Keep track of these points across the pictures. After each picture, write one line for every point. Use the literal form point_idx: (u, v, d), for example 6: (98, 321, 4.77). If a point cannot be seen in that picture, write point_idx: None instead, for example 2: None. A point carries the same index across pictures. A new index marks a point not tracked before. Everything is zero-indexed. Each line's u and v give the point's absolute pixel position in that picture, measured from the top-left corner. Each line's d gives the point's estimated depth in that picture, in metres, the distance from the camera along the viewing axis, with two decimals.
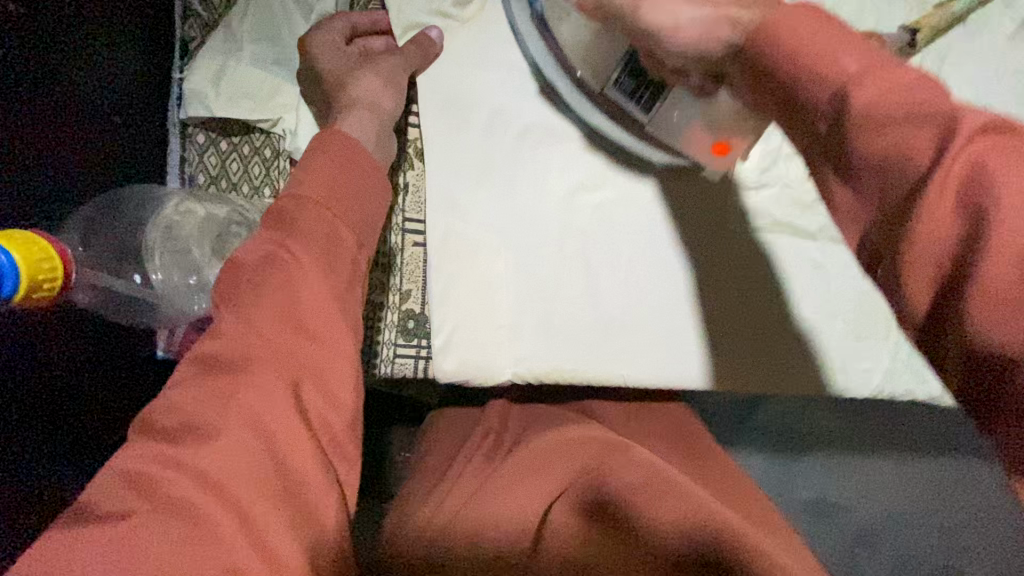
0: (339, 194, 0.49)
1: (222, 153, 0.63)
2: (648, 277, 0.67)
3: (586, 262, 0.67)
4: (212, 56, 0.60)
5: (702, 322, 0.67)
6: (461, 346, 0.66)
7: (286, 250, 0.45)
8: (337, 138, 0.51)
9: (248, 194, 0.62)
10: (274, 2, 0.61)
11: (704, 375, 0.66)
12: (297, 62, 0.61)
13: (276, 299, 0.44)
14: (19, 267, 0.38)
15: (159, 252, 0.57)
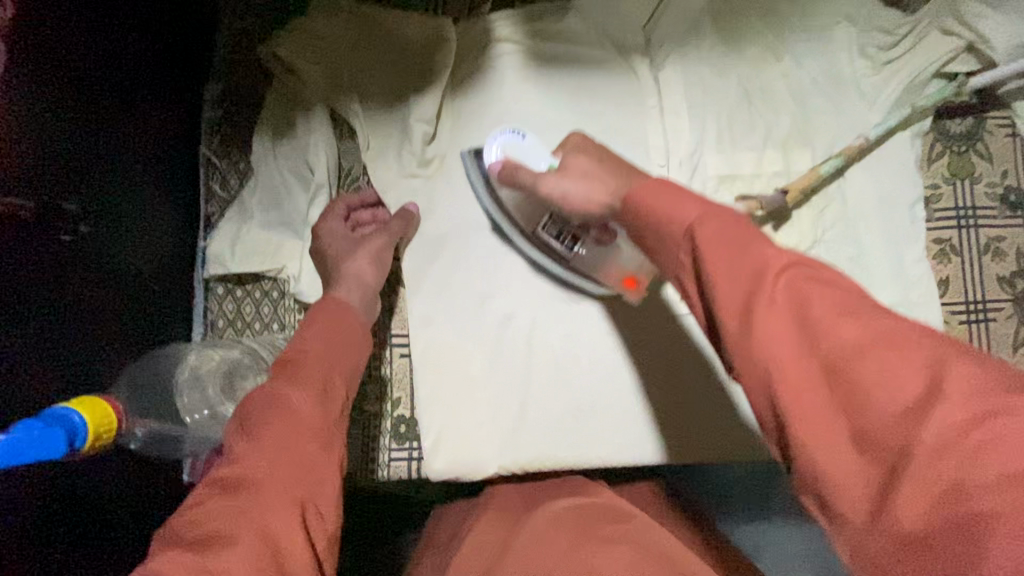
0: (334, 346, 0.60)
1: (238, 300, 0.76)
2: (613, 365, 0.75)
3: (552, 362, 0.75)
4: (228, 226, 0.75)
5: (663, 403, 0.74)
6: (449, 448, 0.74)
7: (293, 391, 0.56)
8: (332, 304, 0.64)
9: (260, 330, 0.75)
10: (277, 178, 0.75)
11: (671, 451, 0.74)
12: (298, 224, 0.75)
13: (282, 431, 0.53)
14: (88, 425, 0.46)
15: (182, 400, 0.65)
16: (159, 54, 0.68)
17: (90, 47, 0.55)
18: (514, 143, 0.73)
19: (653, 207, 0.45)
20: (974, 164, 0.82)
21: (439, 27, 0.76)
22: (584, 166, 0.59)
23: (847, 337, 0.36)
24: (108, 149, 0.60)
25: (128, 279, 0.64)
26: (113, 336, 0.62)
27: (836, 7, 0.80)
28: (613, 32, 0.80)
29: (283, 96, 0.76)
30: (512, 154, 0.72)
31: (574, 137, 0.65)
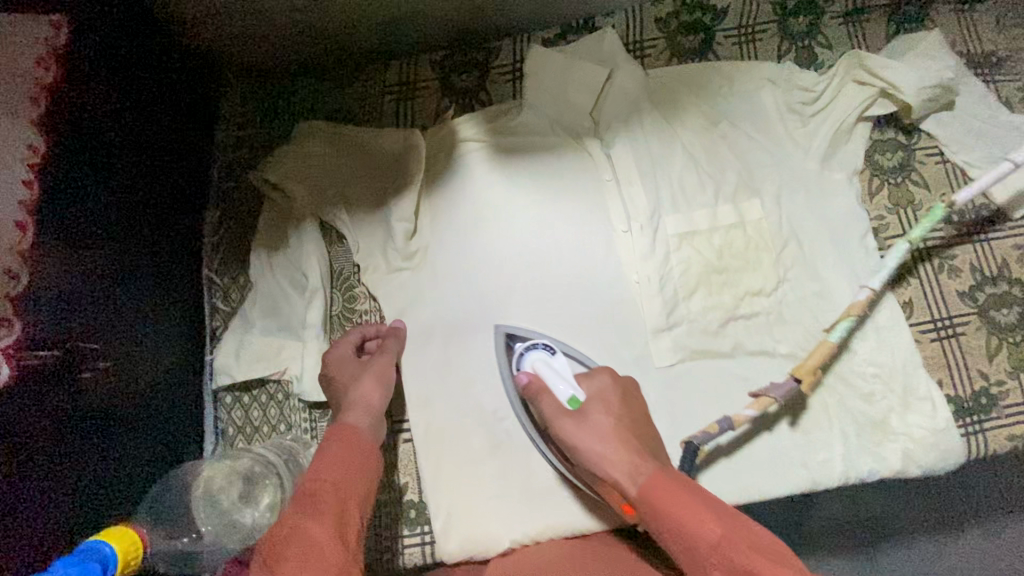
0: (351, 472, 0.61)
1: (245, 406, 0.80)
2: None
3: None
4: (232, 338, 0.80)
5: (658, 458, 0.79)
6: (460, 527, 0.76)
7: (315, 518, 0.55)
8: (348, 432, 0.65)
9: (268, 433, 0.79)
10: (275, 288, 0.81)
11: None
12: (297, 327, 0.81)
13: (302, 558, 0.51)
14: (118, 552, 0.49)
15: (198, 514, 0.69)
16: (168, 195, 0.77)
17: (105, 200, 0.63)
18: (543, 359, 0.75)
19: (663, 507, 0.56)
20: (913, 192, 0.88)
21: (410, 137, 0.85)
22: (601, 425, 0.66)
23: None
24: (124, 286, 0.66)
25: (143, 403, 0.69)
26: (131, 462, 0.65)
27: (758, 73, 0.89)
28: (565, 122, 0.89)
29: (275, 214, 0.84)
30: (546, 376, 0.73)
31: (603, 377, 0.72)
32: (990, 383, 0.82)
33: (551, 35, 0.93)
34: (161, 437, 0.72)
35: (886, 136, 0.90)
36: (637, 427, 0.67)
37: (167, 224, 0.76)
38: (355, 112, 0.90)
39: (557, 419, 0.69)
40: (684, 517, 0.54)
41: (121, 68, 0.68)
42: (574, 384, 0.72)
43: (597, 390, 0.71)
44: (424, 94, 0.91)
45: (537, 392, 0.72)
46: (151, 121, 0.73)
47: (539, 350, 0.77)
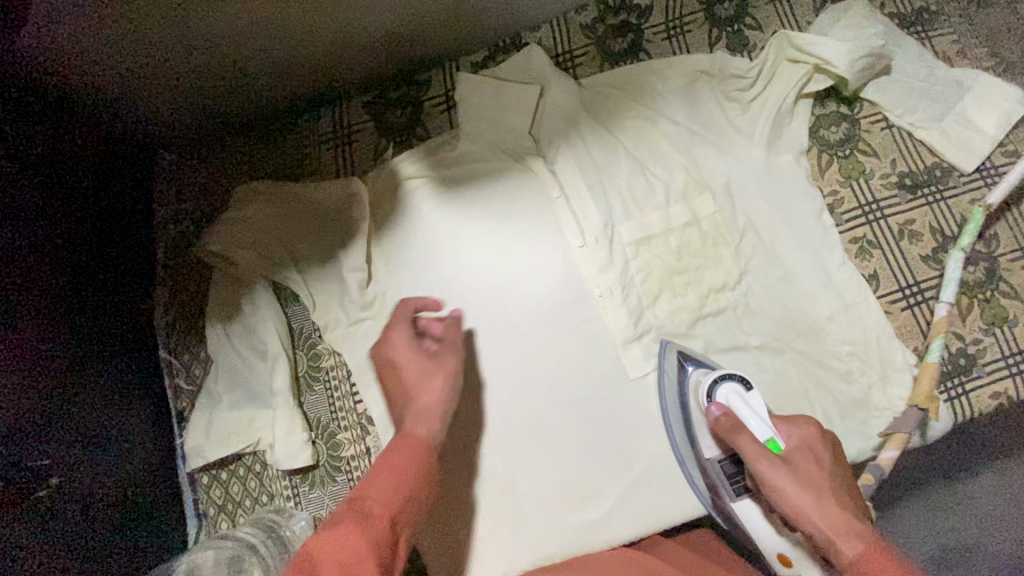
0: (399, 487, 0.57)
1: (224, 483, 0.79)
2: (585, 450, 0.79)
3: (532, 458, 0.79)
4: (200, 417, 0.79)
5: (641, 472, 0.79)
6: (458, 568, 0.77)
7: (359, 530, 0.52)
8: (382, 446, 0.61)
9: (252, 506, 0.78)
10: (236, 359, 0.80)
11: (656, 515, 0.77)
12: (264, 394, 0.79)
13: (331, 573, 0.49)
14: None
15: None
16: (98, 286, 0.74)
17: (7, 302, 0.59)
18: (738, 393, 0.70)
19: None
20: (862, 162, 0.88)
21: (348, 187, 0.83)
22: (813, 478, 0.60)
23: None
24: (76, 393, 0.67)
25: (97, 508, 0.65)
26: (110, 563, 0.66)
27: (691, 67, 0.88)
28: (506, 145, 0.88)
29: (226, 283, 0.82)
30: (739, 408, 0.69)
31: (809, 429, 0.65)
32: (966, 345, 0.81)
33: (479, 59, 0.92)
34: (140, 531, 0.71)
35: (828, 110, 0.89)
36: (848, 490, 0.61)
37: (98, 313, 0.73)
38: (293, 168, 0.89)
39: (757, 460, 0.63)
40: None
41: (16, 160, 0.64)
42: (769, 424, 0.67)
43: (812, 439, 0.64)
44: (361, 137, 0.90)
45: (731, 428, 0.67)
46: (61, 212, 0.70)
47: (734, 381, 0.72)
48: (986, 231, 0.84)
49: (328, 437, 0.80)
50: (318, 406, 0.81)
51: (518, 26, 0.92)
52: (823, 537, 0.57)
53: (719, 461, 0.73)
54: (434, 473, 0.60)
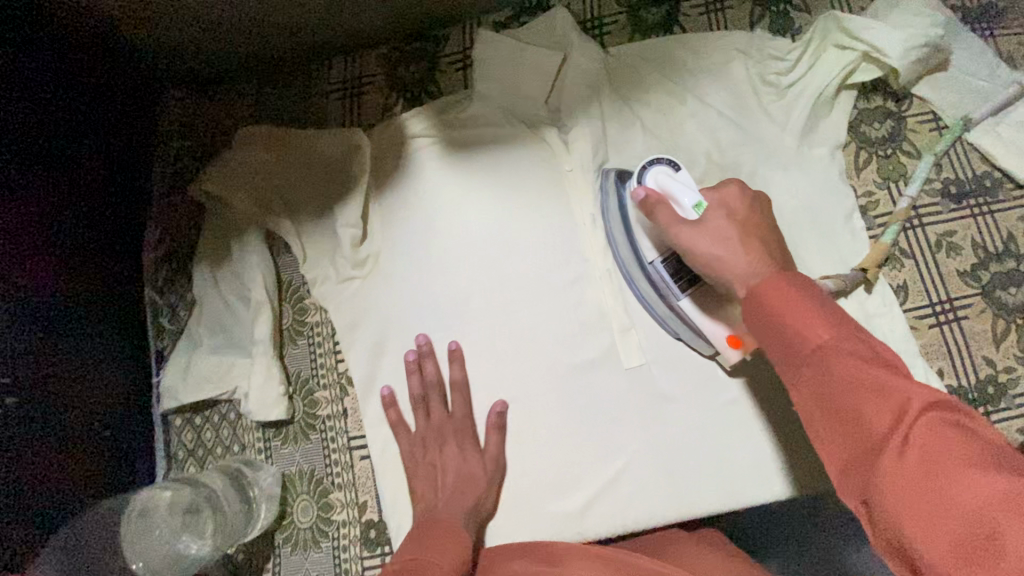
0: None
1: (197, 429, 0.77)
2: (567, 437, 0.75)
3: (513, 446, 0.76)
4: (179, 359, 0.77)
5: (622, 466, 0.74)
6: None
7: None
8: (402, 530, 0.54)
9: (222, 455, 0.76)
10: (220, 305, 0.78)
11: (633, 513, 0.73)
12: (244, 343, 0.77)
13: None
14: None
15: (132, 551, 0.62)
16: (74, 208, 0.70)
17: None
18: (668, 173, 0.65)
19: (773, 304, 0.49)
20: (904, 164, 0.80)
21: (355, 141, 0.81)
22: (721, 228, 0.59)
23: (924, 440, 0.39)
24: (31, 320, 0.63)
25: (38, 431, 0.62)
26: (48, 492, 0.62)
27: (727, 46, 0.82)
28: (519, 111, 0.83)
29: (217, 228, 0.80)
30: (667, 185, 0.64)
31: (732, 188, 0.62)
32: (997, 371, 0.74)
33: (502, 19, 0.87)
34: (88, 470, 0.68)
35: (874, 105, 0.82)
36: (770, 243, 0.59)
37: (66, 234, 0.69)
38: (298, 117, 0.86)
39: (673, 226, 0.62)
40: (792, 324, 0.47)
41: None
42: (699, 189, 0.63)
43: (737, 204, 0.62)
44: (371, 90, 0.87)
45: (653, 207, 0.64)
46: (28, 101, 0.64)
47: (661, 162, 0.66)
48: None
49: (306, 393, 0.78)
50: (299, 360, 0.79)
51: None
52: (731, 284, 0.58)
53: (659, 263, 0.70)
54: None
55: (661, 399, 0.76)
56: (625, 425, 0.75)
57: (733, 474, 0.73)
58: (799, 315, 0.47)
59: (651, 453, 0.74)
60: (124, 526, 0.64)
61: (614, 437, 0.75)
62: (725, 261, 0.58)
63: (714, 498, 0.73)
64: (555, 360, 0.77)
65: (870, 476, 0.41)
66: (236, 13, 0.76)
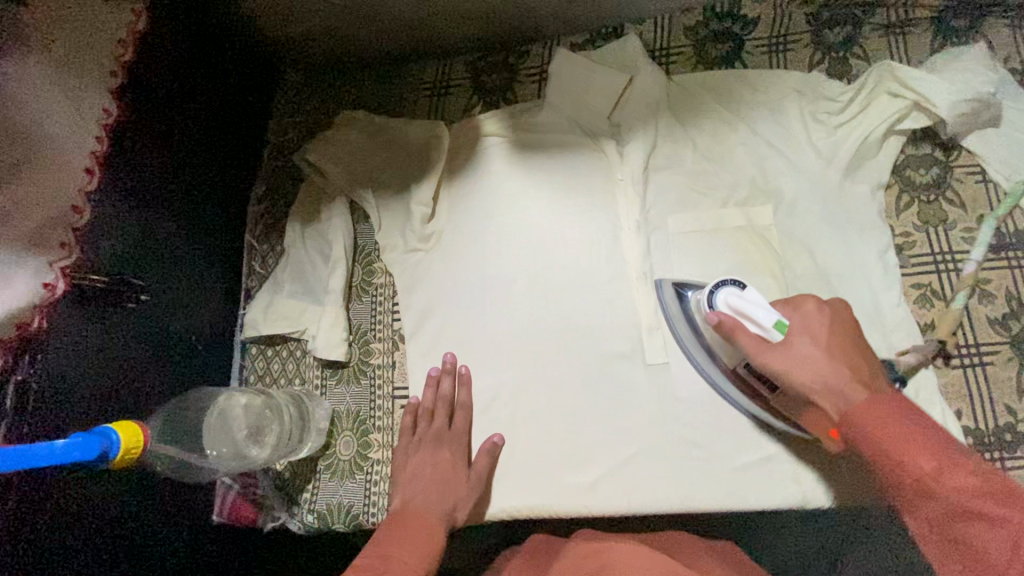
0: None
1: (268, 358, 0.90)
2: (587, 415, 0.82)
3: (536, 416, 0.83)
4: (264, 297, 0.90)
5: (633, 452, 0.80)
6: None
7: None
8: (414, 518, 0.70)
9: (285, 384, 0.88)
10: (305, 257, 0.90)
11: (639, 493, 0.79)
12: (319, 291, 0.89)
13: None
14: (122, 442, 0.50)
15: (210, 436, 0.75)
16: (217, 156, 0.86)
17: (156, 141, 0.72)
18: (736, 294, 0.69)
19: (858, 419, 0.57)
20: (945, 211, 0.84)
21: (435, 130, 0.93)
22: (810, 356, 0.64)
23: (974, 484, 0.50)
24: (180, 237, 0.78)
25: (168, 326, 0.76)
26: (166, 377, 0.76)
27: (783, 84, 0.89)
28: (583, 122, 0.93)
29: (312, 191, 0.94)
30: (741, 309, 0.69)
31: (808, 305, 0.68)
32: (1016, 420, 0.76)
33: (579, 40, 0.98)
34: (193, 368, 0.82)
35: (921, 152, 0.86)
36: (844, 345, 0.65)
37: (210, 175, 0.84)
38: (391, 107, 1.00)
39: (759, 350, 0.67)
40: (892, 446, 0.54)
41: (187, 34, 0.78)
42: (773, 310, 0.68)
43: (813, 321, 0.67)
44: (456, 92, 0.99)
45: (733, 330, 0.69)
46: (195, 70, 0.80)
47: (727, 286, 0.71)
48: None
49: (362, 343, 0.89)
50: (362, 314, 0.90)
51: (624, 18, 0.97)
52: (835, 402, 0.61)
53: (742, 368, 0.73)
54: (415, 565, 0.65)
55: (679, 395, 0.81)
56: (641, 414, 0.82)
57: (738, 475, 0.78)
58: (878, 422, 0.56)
59: (661, 443, 0.80)
60: (209, 414, 0.77)
61: (629, 421, 0.81)
62: (820, 373, 0.63)
63: (717, 496, 0.77)
64: (584, 341, 0.85)
65: (954, 524, 0.50)
66: (356, 17, 0.91)
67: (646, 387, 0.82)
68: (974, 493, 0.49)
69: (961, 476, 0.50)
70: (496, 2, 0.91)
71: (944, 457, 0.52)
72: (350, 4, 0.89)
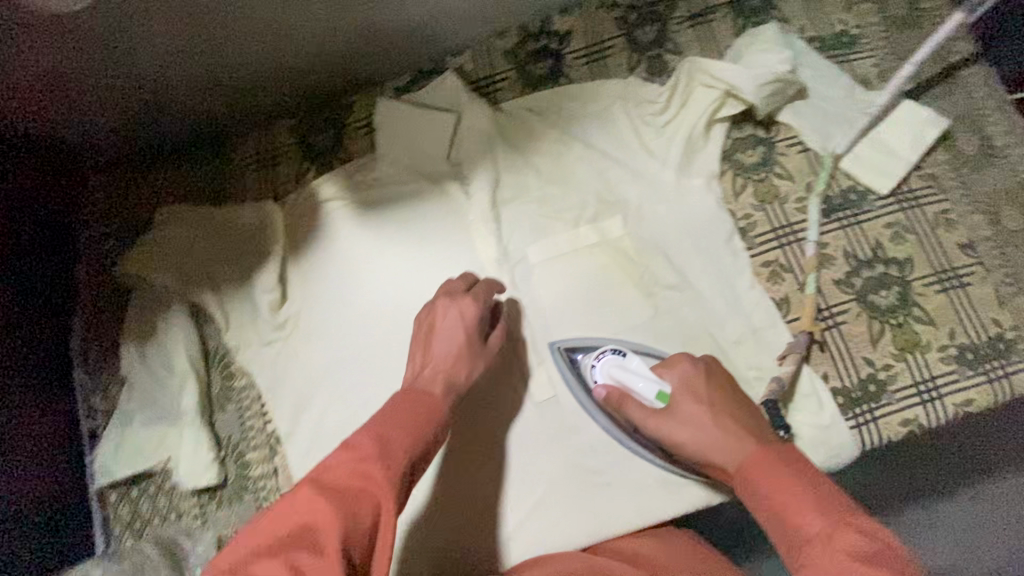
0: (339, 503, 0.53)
1: (134, 500, 0.80)
2: (493, 474, 0.80)
3: (436, 485, 0.80)
4: (114, 433, 0.81)
5: (540, 495, 0.79)
6: None
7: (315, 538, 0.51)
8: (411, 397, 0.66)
9: (160, 524, 0.79)
10: (151, 379, 0.82)
11: (556, 538, 0.77)
12: (176, 412, 0.80)
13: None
14: None
15: None
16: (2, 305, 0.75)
17: None
18: (619, 365, 0.75)
19: (750, 474, 0.63)
20: (777, 186, 0.88)
21: (268, 211, 0.87)
22: (694, 417, 0.70)
23: (847, 545, 0.54)
24: None
25: None
26: None
27: (605, 93, 0.90)
28: (422, 168, 0.90)
29: (144, 304, 0.85)
30: (622, 378, 0.75)
31: (685, 366, 0.73)
32: (876, 370, 0.81)
33: (403, 82, 0.94)
34: (24, 549, 0.72)
35: (744, 134, 0.89)
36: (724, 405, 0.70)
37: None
38: (217, 192, 0.91)
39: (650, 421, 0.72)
40: (773, 491, 0.61)
41: None
42: (655, 378, 0.73)
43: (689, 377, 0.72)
44: (285, 160, 0.92)
45: (620, 400, 0.74)
46: None
47: (609, 355, 0.77)
48: (902, 255, 0.84)
49: (237, 456, 0.81)
50: (230, 424, 0.82)
51: (441, 51, 0.94)
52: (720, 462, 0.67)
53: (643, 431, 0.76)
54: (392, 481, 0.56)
55: (572, 426, 0.81)
56: (539, 455, 0.80)
57: (644, 492, 0.77)
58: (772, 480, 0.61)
59: (565, 480, 0.79)
60: None
61: (528, 466, 0.80)
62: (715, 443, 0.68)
63: (630, 519, 0.76)
64: (473, 401, 0.82)
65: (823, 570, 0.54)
66: (148, 93, 0.83)
67: (539, 426, 0.81)
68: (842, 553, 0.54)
69: (827, 534, 0.55)
70: (299, 60, 0.87)
71: (818, 518, 0.57)
72: (138, 90, 0.83)
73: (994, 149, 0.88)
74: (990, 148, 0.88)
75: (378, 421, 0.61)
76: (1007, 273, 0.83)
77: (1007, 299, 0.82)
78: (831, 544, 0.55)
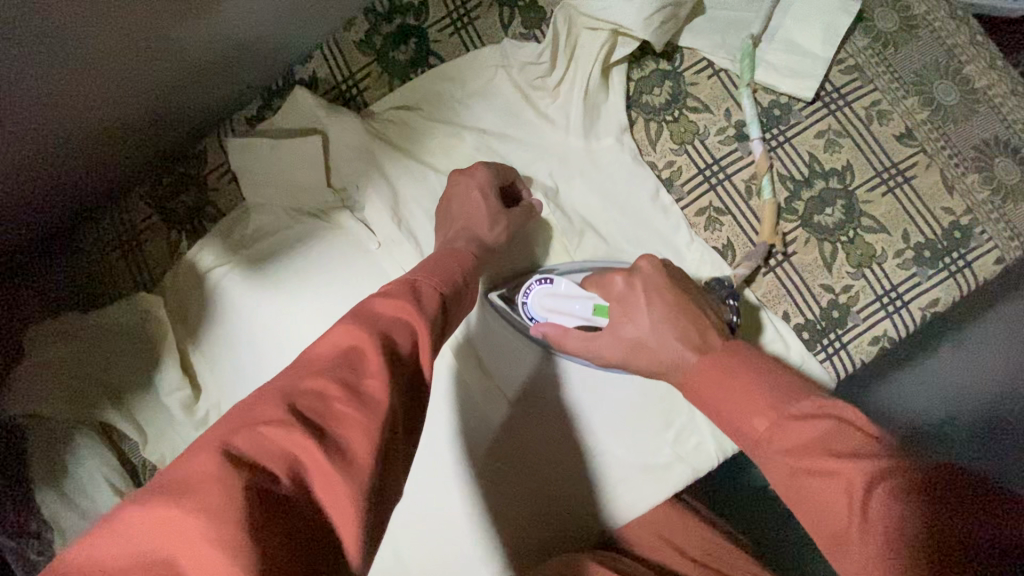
0: (271, 458, 0.36)
1: None
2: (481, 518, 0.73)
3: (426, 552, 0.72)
4: None
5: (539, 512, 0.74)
6: None
7: (243, 459, 0.35)
8: (377, 310, 0.47)
9: None
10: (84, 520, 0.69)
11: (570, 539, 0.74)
12: None
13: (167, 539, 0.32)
14: None
15: None
16: None
17: None
18: (548, 292, 0.71)
19: (702, 395, 0.52)
20: (694, 122, 0.78)
21: (148, 305, 0.76)
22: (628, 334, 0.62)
23: (804, 438, 0.44)
24: None
25: None
26: None
27: (484, 65, 0.78)
28: (305, 206, 0.79)
29: (43, 441, 0.73)
30: (556, 306, 0.70)
31: (614, 280, 0.65)
32: (837, 295, 0.75)
33: (253, 111, 0.82)
34: None
35: (647, 71, 0.79)
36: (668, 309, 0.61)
37: None
38: (88, 294, 0.81)
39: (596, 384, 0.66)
40: (721, 401, 0.50)
41: None
42: (585, 295, 0.68)
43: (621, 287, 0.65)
44: (150, 236, 0.81)
45: None
46: None
47: (537, 286, 0.71)
48: (839, 163, 0.77)
49: None
50: None
51: (285, 61, 0.81)
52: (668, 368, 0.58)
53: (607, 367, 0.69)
54: (352, 424, 0.39)
55: (544, 440, 0.76)
56: (524, 473, 0.75)
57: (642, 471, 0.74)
58: (719, 381, 0.51)
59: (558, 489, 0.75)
60: None
61: (516, 489, 0.74)
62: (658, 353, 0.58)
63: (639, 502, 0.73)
64: (459, 427, 0.75)
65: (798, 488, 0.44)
66: None
67: (509, 450, 0.75)
68: (804, 446, 0.44)
69: (787, 432, 0.45)
70: (126, 131, 0.73)
71: (772, 406, 0.47)
72: None
73: (915, 18, 0.79)
74: (910, 18, 0.79)
75: (412, 271, 0.57)
76: (950, 155, 0.76)
77: (956, 182, 0.76)
78: (794, 439, 0.45)
